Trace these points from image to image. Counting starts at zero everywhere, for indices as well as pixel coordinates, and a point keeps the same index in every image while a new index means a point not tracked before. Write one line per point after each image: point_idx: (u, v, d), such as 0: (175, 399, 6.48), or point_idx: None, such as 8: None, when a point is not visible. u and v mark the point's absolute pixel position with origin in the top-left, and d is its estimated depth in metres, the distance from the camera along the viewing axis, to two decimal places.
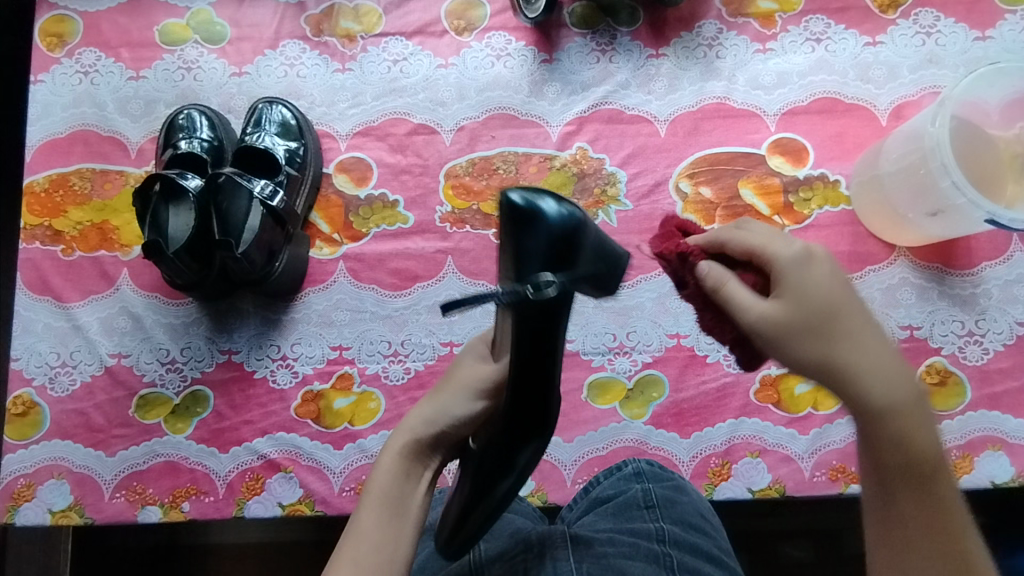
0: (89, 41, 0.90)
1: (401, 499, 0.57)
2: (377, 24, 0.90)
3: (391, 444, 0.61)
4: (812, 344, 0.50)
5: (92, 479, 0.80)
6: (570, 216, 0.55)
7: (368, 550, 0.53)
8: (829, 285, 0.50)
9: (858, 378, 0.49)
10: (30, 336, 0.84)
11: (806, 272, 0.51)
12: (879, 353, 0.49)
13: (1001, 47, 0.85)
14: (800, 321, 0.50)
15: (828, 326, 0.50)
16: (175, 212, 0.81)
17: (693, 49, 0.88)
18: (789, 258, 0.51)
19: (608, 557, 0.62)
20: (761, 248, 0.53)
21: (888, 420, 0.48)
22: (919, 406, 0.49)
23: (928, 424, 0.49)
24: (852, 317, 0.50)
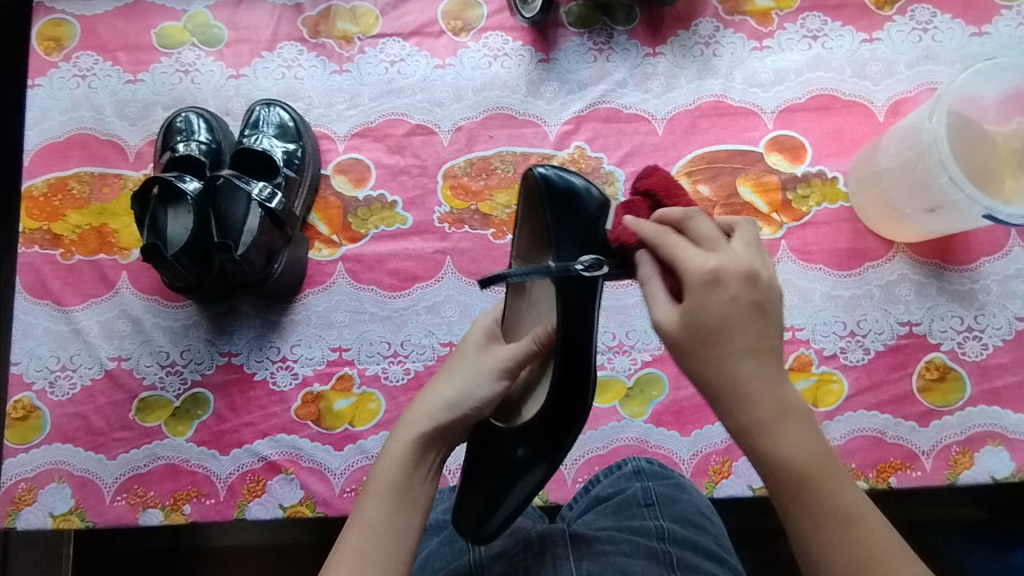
0: (87, 44, 0.90)
1: (409, 489, 0.55)
2: (374, 26, 0.90)
3: (403, 427, 0.58)
4: (696, 359, 0.47)
5: (93, 482, 0.80)
6: (598, 200, 0.59)
7: (373, 542, 0.51)
8: (727, 306, 0.46)
9: (736, 393, 0.46)
10: (30, 340, 0.84)
11: (709, 290, 0.46)
12: (767, 365, 0.46)
13: (997, 43, 0.85)
14: (687, 335, 0.47)
15: (707, 338, 0.46)
16: (173, 214, 0.82)
17: (690, 47, 0.88)
18: (695, 272, 0.47)
19: (609, 555, 0.62)
20: (683, 251, 0.48)
21: (778, 436, 0.45)
22: (791, 414, 0.46)
23: (806, 433, 0.46)
24: (743, 330, 0.46)
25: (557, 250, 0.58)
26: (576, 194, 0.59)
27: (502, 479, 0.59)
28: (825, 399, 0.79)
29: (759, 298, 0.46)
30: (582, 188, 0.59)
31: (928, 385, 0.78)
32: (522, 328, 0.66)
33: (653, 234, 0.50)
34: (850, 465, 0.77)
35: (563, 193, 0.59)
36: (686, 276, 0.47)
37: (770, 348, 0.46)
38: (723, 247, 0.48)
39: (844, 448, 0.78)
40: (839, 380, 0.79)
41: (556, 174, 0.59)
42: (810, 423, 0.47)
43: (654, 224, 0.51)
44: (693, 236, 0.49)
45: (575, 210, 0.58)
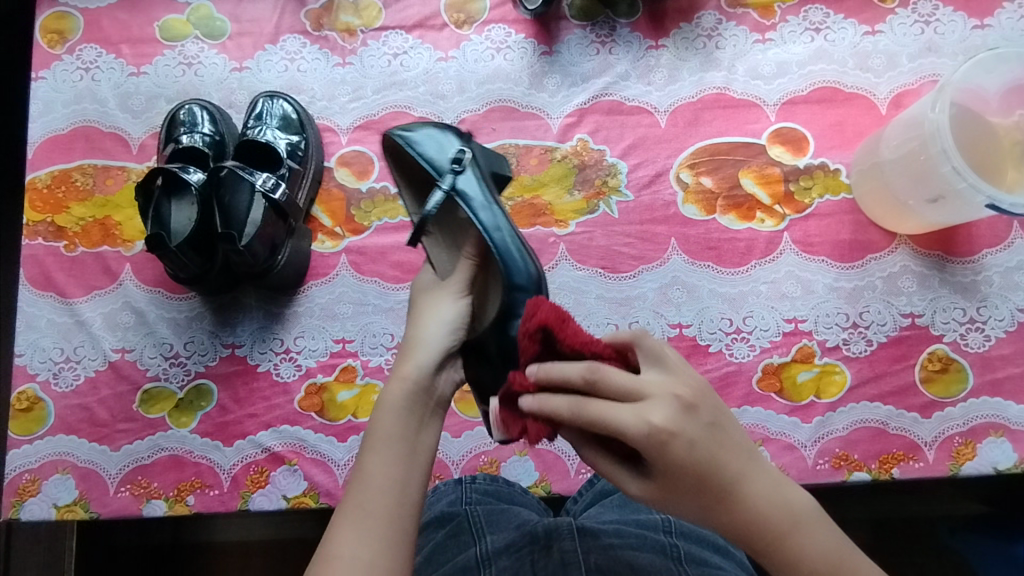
0: (90, 37, 0.91)
1: (408, 436, 0.55)
2: (377, 19, 0.90)
3: (395, 374, 0.58)
4: (696, 509, 0.46)
5: (97, 473, 0.80)
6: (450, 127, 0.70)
7: (375, 494, 0.51)
8: (696, 454, 0.46)
9: (744, 524, 0.46)
10: (33, 332, 0.84)
11: (667, 447, 0.45)
12: (764, 478, 0.47)
13: (999, 35, 0.85)
14: (672, 491, 0.46)
15: (698, 486, 0.46)
16: (178, 206, 0.82)
17: (692, 39, 0.89)
18: (646, 441, 0.45)
19: (616, 548, 0.62)
20: (614, 414, 0.45)
21: (798, 547, 0.46)
22: (804, 520, 0.47)
23: (821, 532, 0.47)
24: (721, 459, 0.46)
25: (438, 175, 0.66)
26: (434, 135, 0.68)
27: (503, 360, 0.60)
28: (827, 390, 0.79)
29: (709, 420, 0.47)
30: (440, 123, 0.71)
31: (929, 376, 0.78)
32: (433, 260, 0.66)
33: (567, 408, 0.47)
34: (852, 456, 0.77)
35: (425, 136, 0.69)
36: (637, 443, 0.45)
37: (756, 460, 0.48)
38: (648, 391, 0.47)
39: (847, 440, 0.78)
40: (842, 371, 0.79)
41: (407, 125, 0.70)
42: (818, 513, 0.48)
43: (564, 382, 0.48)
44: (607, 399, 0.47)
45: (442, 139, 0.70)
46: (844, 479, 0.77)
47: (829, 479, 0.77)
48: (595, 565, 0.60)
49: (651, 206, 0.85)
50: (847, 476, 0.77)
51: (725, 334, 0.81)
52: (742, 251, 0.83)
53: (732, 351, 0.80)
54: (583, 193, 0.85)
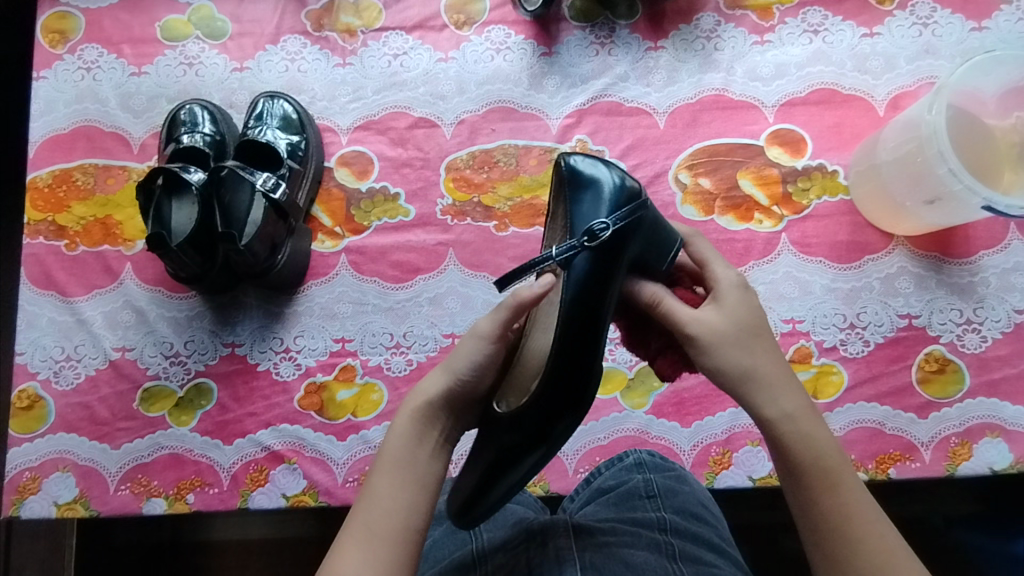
0: (91, 37, 0.91)
1: (414, 462, 0.55)
2: (377, 19, 0.91)
3: (409, 397, 0.59)
4: (738, 351, 0.56)
5: (97, 471, 0.80)
6: (623, 185, 0.59)
7: (378, 516, 0.51)
8: (753, 312, 0.58)
9: (767, 381, 0.56)
10: (34, 331, 0.84)
11: (740, 292, 0.58)
12: (786, 371, 0.57)
13: (997, 38, 0.86)
14: (728, 327, 0.57)
15: (747, 333, 0.57)
16: (178, 206, 0.83)
17: (691, 41, 0.89)
18: (728, 279, 0.59)
19: (611, 546, 0.62)
20: (713, 265, 0.60)
21: (808, 426, 0.54)
22: (814, 414, 0.56)
23: (823, 431, 0.55)
24: (767, 332, 0.58)
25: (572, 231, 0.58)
26: (598, 181, 0.59)
27: (502, 446, 0.57)
28: (825, 390, 0.79)
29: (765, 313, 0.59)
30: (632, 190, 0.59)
31: (926, 376, 0.79)
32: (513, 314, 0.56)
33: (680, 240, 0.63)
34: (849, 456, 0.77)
35: (590, 182, 0.59)
36: (722, 279, 0.59)
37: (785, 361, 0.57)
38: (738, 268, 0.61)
39: (844, 440, 0.78)
40: (839, 372, 0.80)
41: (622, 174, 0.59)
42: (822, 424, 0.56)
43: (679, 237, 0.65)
44: (697, 256, 0.62)
45: (621, 234, 0.57)
46: None
47: None
48: (590, 563, 0.60)
49: None
50: None
51: None
52: (740, 251, 0.83)
53: None
54: None
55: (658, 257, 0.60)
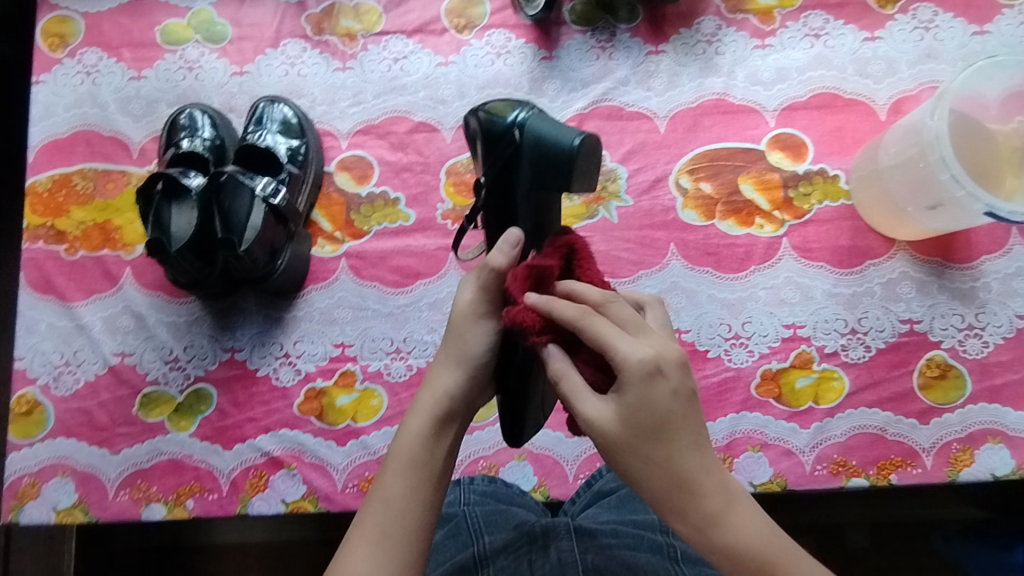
0: (90, 41, 0.91)
1: (430, 461, 0.54)
2: (377, 23, 0.91)
3: (427, 391, 0.57)
4: (642, 458, 0.46)
5: (96, 477, 0.80)
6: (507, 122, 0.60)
7: (393, 517, 0.50)
8: (666, 403, 0.46)
9: (684, 484, 0.46)
10: (34, 336, 0.84)
11: (649, 381, 0.46)
12: (707, 457, 0.47)
13: (999, 42, 0.85)
14: (629, 434, 0.47)
15: (654, 431, 0.46)
16: (178, 210, 0.82)
17: (692, 45, 0.89)
18: (630, 367, 0.46)
19: (613, 548, 0.63)
20: (614, 345, 0.47)
21: (732, 524, 0.46)
22: (737, 501, 0.47)
23: (751, 515, 0.47)
24: (684, 418, 0.47)
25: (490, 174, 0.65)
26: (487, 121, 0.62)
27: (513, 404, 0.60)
28: (826, 396, 0.79)
29: (693, 389, 0.48)
30: (514, 125, 0.60)
31: (928, 382, 0.79)
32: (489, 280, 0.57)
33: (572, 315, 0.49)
34: (851, 462, 0.77)
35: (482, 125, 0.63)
36: (624, 369, 0.46)
37: (708, 443, 0.48)
38: (647, 333, 0.48)
39: (845, 445, 0.78)
40: (840, 377, 0.79)
41: (508, 114, 0.60)
42: (747, 500, 0.48)
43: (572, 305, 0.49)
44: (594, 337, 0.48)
45: (497, 179, 0.60)
46: (842, 485, 0.77)
47: (827, 485, 0.77)
48: (592, 566, 0.61)
49: (651, 211, 0.85)
50: (845, 482, 0.77)
51: (723, 339, 0.81)
52: (741, 256, 0.83)
53: (731, 357, 0.81)
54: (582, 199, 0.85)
55: (552, 178, 0.57)
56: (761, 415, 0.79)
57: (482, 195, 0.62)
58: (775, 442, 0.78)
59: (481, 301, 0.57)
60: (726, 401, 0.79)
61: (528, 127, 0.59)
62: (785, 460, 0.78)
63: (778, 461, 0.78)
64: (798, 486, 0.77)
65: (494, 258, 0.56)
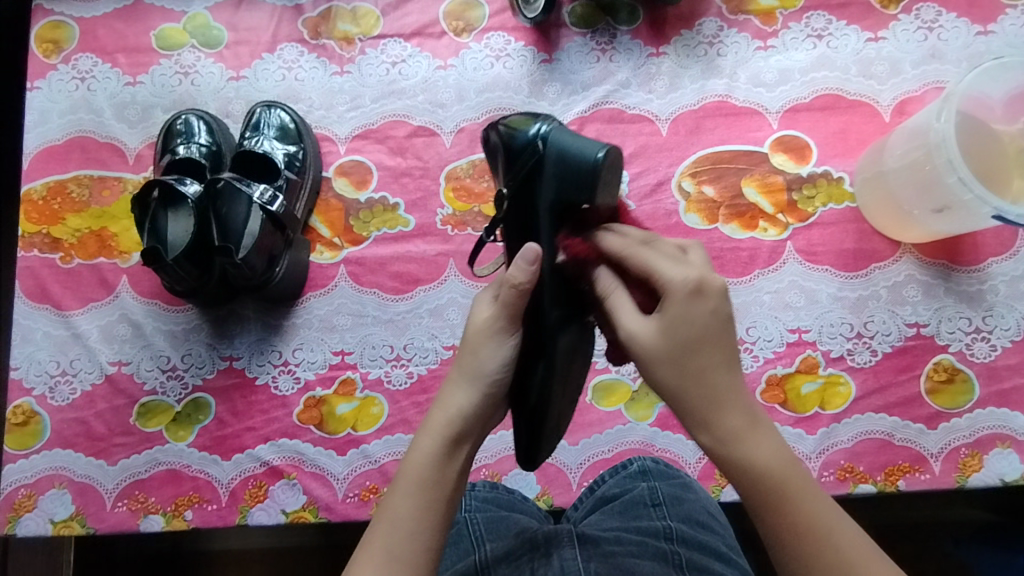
0: (85, 47, 0.90)
1: (440, 482, 0.51)
2: (375, 26, 0.90)
3: (440, 410, 0.54)
4: (675, 365, 0.48)
5: (93, 488, 0.79)
6: (531, 135, 0.57)
7: (401, 539, 0.48)
8: (707, 320, 0.48)
9: (713, 397, 0.47)
10: (29, 345, 0.83)
11: (692, 298, 0.48)
12: (737, 382, 0.48)
13: (1003, 42, 0.85)
14: (667, 344, 0.48)
15: (691, 346, 0.48)
16: (174, 218, 0.81)
17: (693, 47, 0.88)
18: (676, 282, 0.48)
19: (617, 556, 0.61)
20: (661, 269, 0.50)
21: (756, 441, 0.47)
22: (763, 424, 0.48)
23: (775, 445, 0.47)
24: (721, 340, 0.48)
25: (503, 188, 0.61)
26: (507, 135, 0.59)
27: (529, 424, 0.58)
28: (832, 401, 0.78)
29: (732, 315, 0.49)
30: (537, 139, 0.57)
31: (935, 387, 0.78)
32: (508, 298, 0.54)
33: (621, 248, 0.53)
34: (857, 468, 0.76)
35: (500, 140, 0.59)
36: (668, 289, 0.49)
37: (739, 369, 0.48)
38: (691, 261, 0.50)
39: (852, 451, 0.77)
40: (846, 382, 0.78)
41: (530, 126, 0.57)
42: (772, 431, 0.48)
43: (620, 240, 0.54)
44: (643, 263, 0.51)
45: (517, 195, 0.57)
46: (849, 491, 0.76)
47: (835, 491, 0.76)
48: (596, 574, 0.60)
49: (653, 215, 0.84)
50: (852, 488, 0.76)
51: None
52: (745, 260, 0.82)
53: (736, 362, 0.80)
54: None
55: (578, 186, 0.55)
56: None
57: (501, 209, 0.58)
58: None
59: (499, 316, 0.55)
60: None
61: (552, 139, 0.56)
62: None
63: None
64: None
65: (516, 274, 0.53)
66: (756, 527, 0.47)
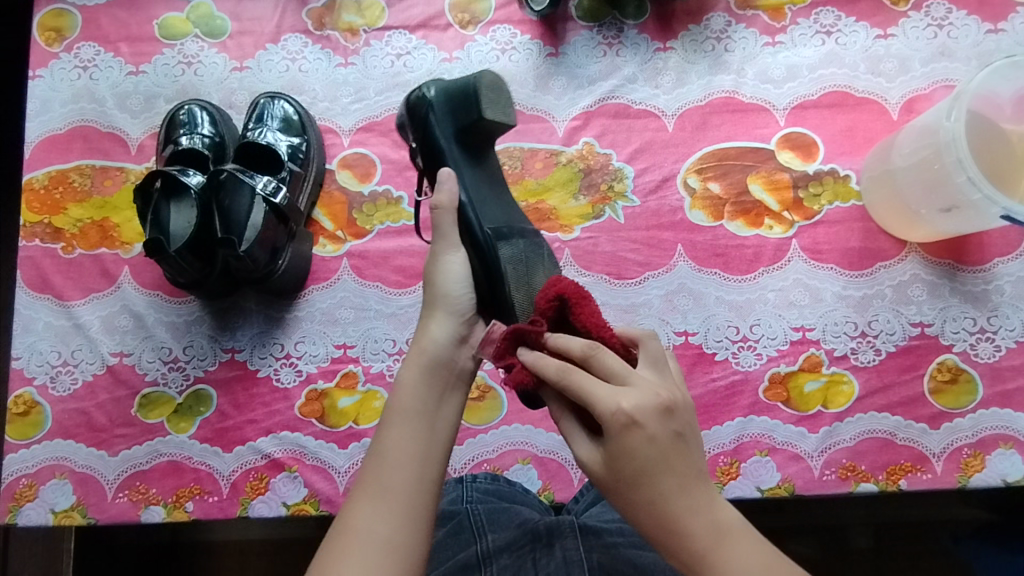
0: (88, 35, 0.89)
1: (428, 415, 0.53)
2: (380, 18, 0.89)
3: (415, 345, 0.56)
4: (625, 505, 0.46)
5: (94, 479, 0.79)
6: (424, 98, 0.68)
7: (393, 474, 0.49)
8: (648, 451, 0.45)
9: (670, 527, 0.45)
10: (30, 335, 0.83)
11: (627, 433, 0.45)
12: (697, 495, 0.45)
13: (1013, 40, 0.84)
14: (612, 478, 0.46)
15: (635, 483, 0.45)
16: (176, 208, 0.81)
17: (701, 42, 0.87)
18: (606, 419, 0.45)
19: (619, 547, 0.62)
20: (592, 392, 0.46)
21: (722, 556, 0.44)
22: (731, 534, 0.45)
23: (747, 550, 0.45)
24: (670, 466, 0.45)
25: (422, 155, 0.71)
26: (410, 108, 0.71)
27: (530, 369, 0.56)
28: (835, 400, 0.78)
29: (676, 428, 0.46)
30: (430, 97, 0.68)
31: (939, 386, 0.77)
32: (437, 219, 0.60)
33: (553, 374, 0.48)
34: (859, 466, 0.76)
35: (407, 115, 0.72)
36: (600, 424, 0.46)
37: (699, 477, 0.46)
38: (632, 378, 0.47)
39: (854, 450, 0.77)
40: (850, 381, 0.78)
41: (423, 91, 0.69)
42: (743, 529, 0.46)
43: (551, 365, 0.49)
44: (574, 393, 0.47)
45: (423, 146, 0.68)
46: (851, 490, 0.76)
47: (836, 490, 0.76)
48: (598, 564, 0.61)
49: (658, 211, 0.83)
50: (853, 487, 0.76)
51: (731, 343, 0.80)
52: (750, 258, 0.82)
53: (739, 360, 0.79)
54: (588, 198, 0.84)
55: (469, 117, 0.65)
56: (768, 419, 0.77)
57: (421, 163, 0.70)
58: (783, 446, 0.77)
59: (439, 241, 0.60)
60: (734, 405, 0.78)
61: (439, 94, 0.68)
62: (793, 464, 0.76)
63: (787, 465, 0.76)
64: (806, 491, 0.76)
65: (437, 198, 0.61)
66: None
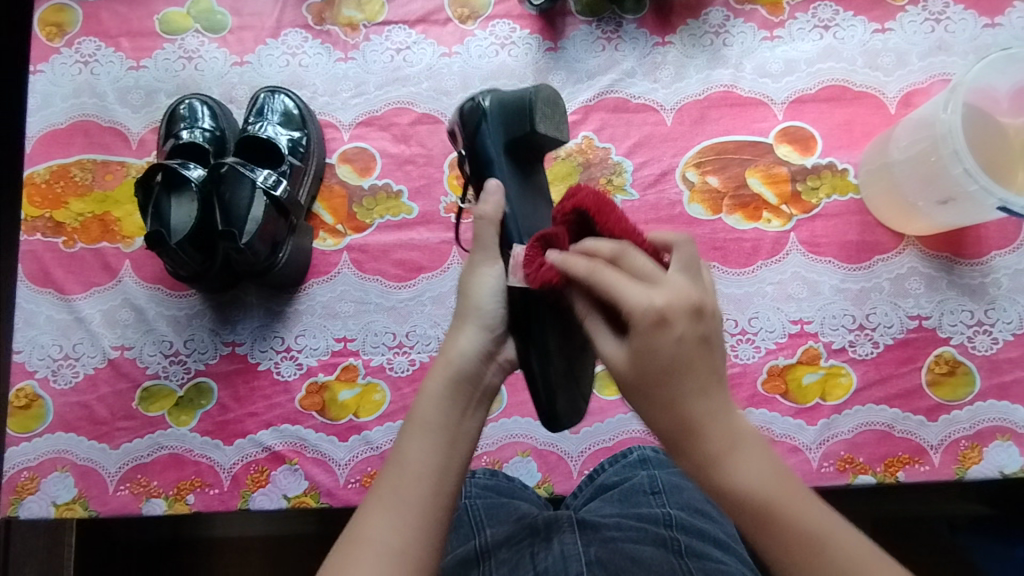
0: (89, 30, 0.89)
1: (449, 427, 0.52)
2: (379, 13, 0.89)
3: (442, 356, 0.56)
4: (645, 397, 0.45)
5: (96, 472, 0.79)
6: (473, 103, 0.64)
7: (410, 482, 0.48)
8: (676, 350, 0.44)
9: (689, 426, 0.44)
10: (32, 329, 0.83)
11: (656, 330, 0.44)
12: (716, 402, 0.45)
13: (1010, 34, 0.84)
14: (637, 374, 0.45)
15: (661, 380, 0.45)
16: (177, 202, 0.81)
17: (700, 36, 0.87)
18: (636, 314, 0.45)
19: (617, 541, 0.62)
20: (624, 292, 0.46)
21: (735, 464, 0.44)
22: (745, 445, 0.45)
23: (758, 459, 0.45)
24: (696, 367, 0.45)
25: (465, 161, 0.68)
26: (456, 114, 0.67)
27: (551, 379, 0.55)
28: (833, 392, 0.78)
29: (706, 333, 0.46)
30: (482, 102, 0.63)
31: (937, 379, 0.78)
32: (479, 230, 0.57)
33: (584, 270, 0.47)
34: (858, 459, 0.76)
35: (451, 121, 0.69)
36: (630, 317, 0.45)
37: (720, 385, 0.45)
38: (665, 280, 0.46)
39: (852, 442, 0.77)
40: (848, 373, 0.79)
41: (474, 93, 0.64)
42: (757, 444, 0.46)
43: (584, 262, 0.48)
44: (603, 289, 0.46)
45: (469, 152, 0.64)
46: (849, 482, 0.76)
47: (834, 482, 0.76)
48: (595, 557, 0.60)
49: (657, 204, 0.84)
50: (851, 479, 0.76)
51: (729, 336, 0.80)
52: (748, 251, 0.82)
53: (738, 353, 0.80)
54: None
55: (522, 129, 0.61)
56: (767, 411, 0.78)
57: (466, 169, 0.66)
58: (782, 438, 0.77)
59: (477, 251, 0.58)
60: (733, 397, 0.78)
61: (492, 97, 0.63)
62: (792, 456, 0.77)
63: (786, 457, 0.77)
64: (804, 483, 0.76)
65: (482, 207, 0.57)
66: (750, 543, 0.45)
